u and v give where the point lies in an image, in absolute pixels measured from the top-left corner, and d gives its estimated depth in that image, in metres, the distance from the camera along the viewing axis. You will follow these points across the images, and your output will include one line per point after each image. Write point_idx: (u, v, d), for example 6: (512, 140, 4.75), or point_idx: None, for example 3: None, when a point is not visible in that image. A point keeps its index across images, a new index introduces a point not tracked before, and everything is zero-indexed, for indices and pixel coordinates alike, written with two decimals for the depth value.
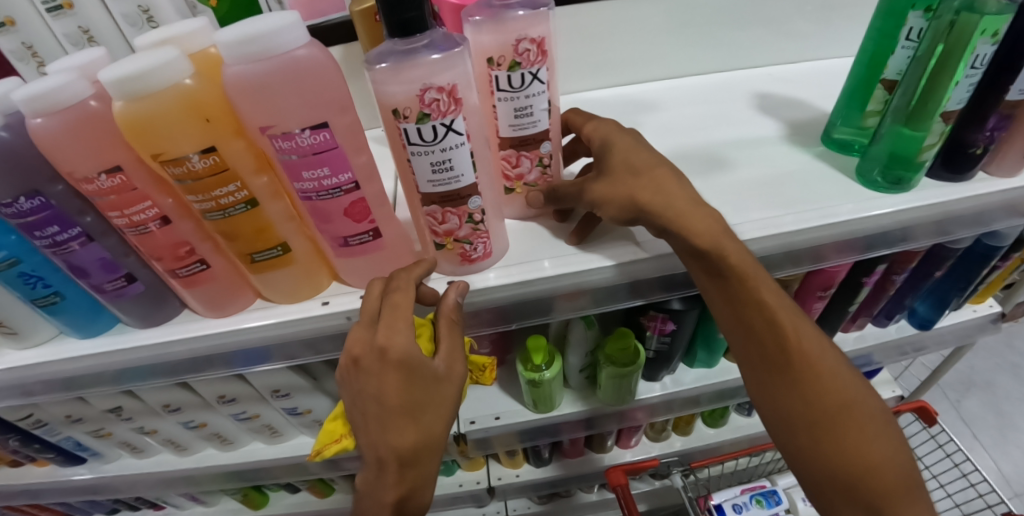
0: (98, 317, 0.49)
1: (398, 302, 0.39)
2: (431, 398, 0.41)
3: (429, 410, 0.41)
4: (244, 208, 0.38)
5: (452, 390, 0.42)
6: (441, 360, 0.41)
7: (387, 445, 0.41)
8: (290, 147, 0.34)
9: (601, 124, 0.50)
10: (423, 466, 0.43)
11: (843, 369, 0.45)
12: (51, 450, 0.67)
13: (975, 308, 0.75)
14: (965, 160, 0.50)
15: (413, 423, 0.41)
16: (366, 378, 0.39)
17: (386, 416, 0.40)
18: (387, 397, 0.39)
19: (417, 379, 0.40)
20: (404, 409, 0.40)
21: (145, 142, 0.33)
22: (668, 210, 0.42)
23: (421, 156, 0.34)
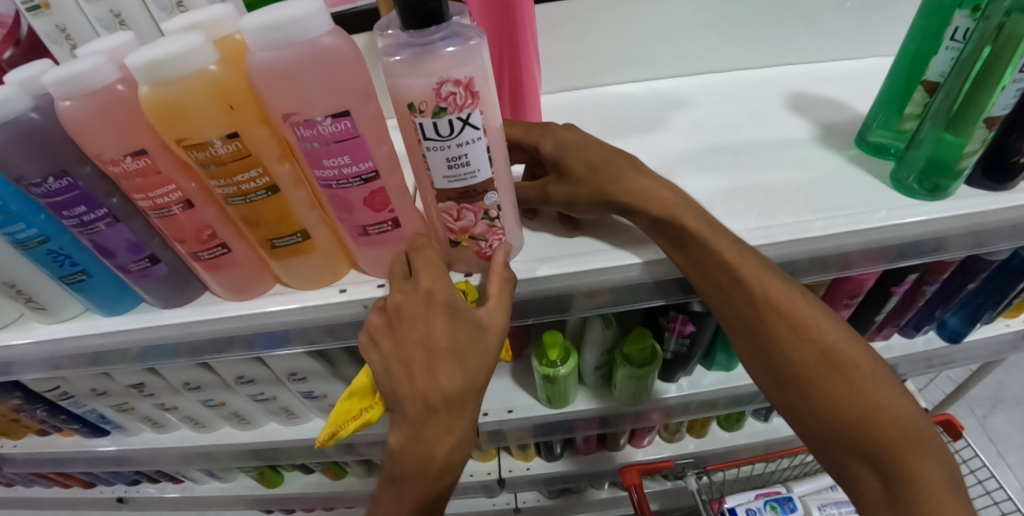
0: (123, 297, 0.50)
1: (433, 256, 0.40)
2: (476, 347, 0.39)
3: (473, 357, 0.39)
4: (266, 194, 0.38)
5: (495, 340, 0.40)
6: (485, 310, 0.39)
7: (436, 391, 0.38)
8: (311, 135, 0.33)
9: (541, 131, 0.49)
10: (472, 413, 0.40)
11: (827, 319, 0.43)
12: (76, 421, 0.69)
13: (1007, 323, 0.72)
14: (1008, 168, 0.48)
15: (459, 366, 0.38)
16: (411, 324, 0.38)
17: (434, 362, 0.38)
18: (432, 340, 0.38)
19: (461, 323, 0.38)
20: (451, 352, 0.38)
21: (171, 126, 0.34)
22: (629, 193, 0.44)
23: (436, 151, 0.34)
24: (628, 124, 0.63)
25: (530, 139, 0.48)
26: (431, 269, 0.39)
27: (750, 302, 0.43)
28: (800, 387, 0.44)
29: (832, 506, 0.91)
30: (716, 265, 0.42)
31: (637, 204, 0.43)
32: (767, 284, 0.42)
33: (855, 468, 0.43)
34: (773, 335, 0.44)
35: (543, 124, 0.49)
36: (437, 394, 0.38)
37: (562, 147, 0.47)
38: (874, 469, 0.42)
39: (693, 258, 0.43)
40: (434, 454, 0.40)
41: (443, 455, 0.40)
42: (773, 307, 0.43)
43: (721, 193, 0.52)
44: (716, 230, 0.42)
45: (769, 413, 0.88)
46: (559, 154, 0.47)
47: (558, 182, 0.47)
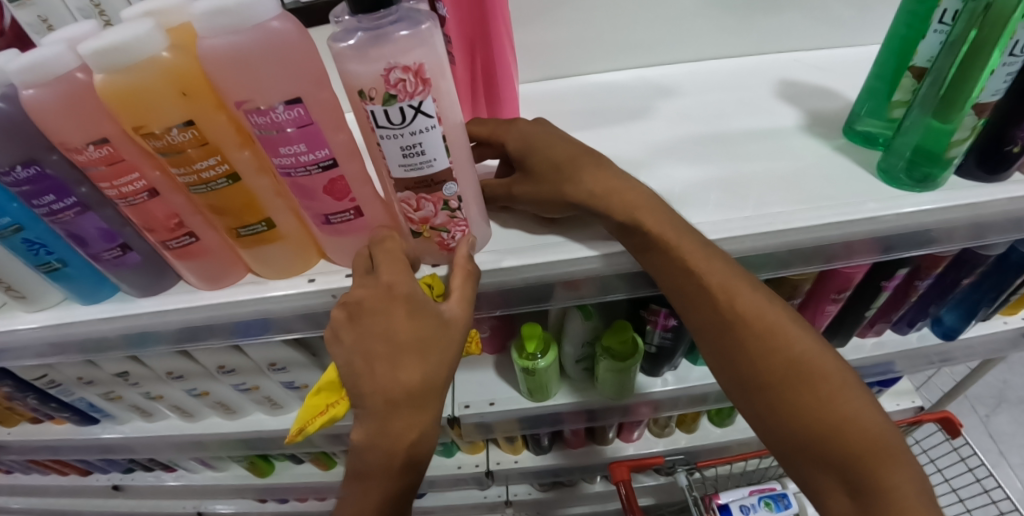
0: (101, 286, 0.51)
1: (396, 249, 0.39)
2: (440, 340, 0.39)
3: (437, 351, 0.38)
4: (226, 182, 0.38)
5: (458, 334, 0.39)
6: (448, 303, 0.39)
7: (398, 386, 0.38)
8: (265, 122, 0.33)
9: (507, 127, 0.48)
10: (436, 411, 0.40)
11: (796, 326, 0.42)
12: (67, 409, 0.70)
13: (1006, 320, 0.70)
14: (1001, 159, 0.47)
15: (422, 360, 0.38)
16: (373, 317, 0.38)
17: (397, 355, 0.38)
18: (395, 333, 0.38)
19: (425, 317, 0.38)
20: (415, 346, 0.38)
21: (127, 114, 0.33)
22: (592, 193, 0.43)
23: (390, 139, 0.33)
24: (612, 113, 0.61)
25: (497, 136, 0.48)
26: (393, 264, 0.39)
27: (715, 309, 0.43)
28: (766, 396, 0.43)
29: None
30: (682, 271, 0.42)
31: (598, 205, 0.42)
32: (733, 290, 0.42)
33: (824, 481, 0.42)
34: (740, 343, 0.43)
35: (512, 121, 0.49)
36: (400, 389, 0.38)
37: (528, 146, 0.46)
38: (844, 483, 0.41)
39: (658, 264, 0.42)
40: (397, 447, 0.40)
41: (405, 451, 0.40)
42: (738, 315, 0.42)
43: (697, 184, 0.51)
44: (681, 236, 0.42)
45: None
46: (525, 153, 0.46)
47: (524, 180, 0.46)
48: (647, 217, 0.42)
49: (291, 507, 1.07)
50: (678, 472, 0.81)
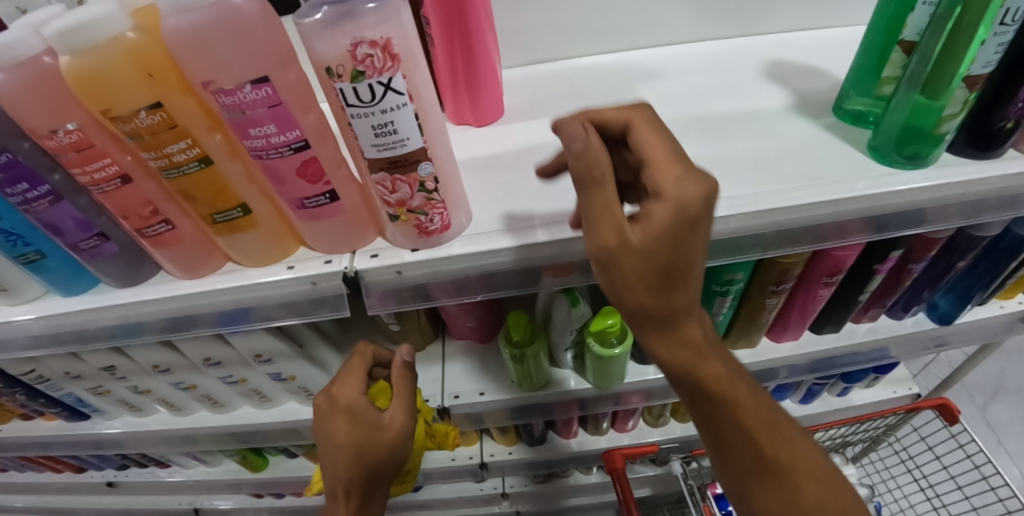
0: (80, 278, 0.51)
1: (359, 371, 0.54)
2: (374, 442, 0.52)
3: (370, 450, 0.52)
4: (198, 166, 0.37)
5: (391, 439, 0.52)
6: (384, 414, 0.52)
7: (344, 474, 0.52)
8: (233, 103, 0.32)
9: (670, 149, 0.33)
10: (379, 484, 0.55)
11: (816, 454, 0.44)
12: (56, 405, 0.70)
13: (1002, 305, 0.69)
14: (994, 135, 0.46)
15: (358, 457, 0.51)
16: (326, 422, 0.52)
17: (340, 452, 0.51)
18: (338, 437, 0.51)
19: (363, 423, 0.52)
20: (352, 445, 0.51)
21: (93, 97, 0.33)
22: (592, 213, 0.32)
23: (360, 118, 0.32)
24: (591, 96, 0.58)
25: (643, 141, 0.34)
26: (347, 386, 0.53)
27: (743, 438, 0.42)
28: None
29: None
30: (728, 413, 0.41)
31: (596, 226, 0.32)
32: (770, 427, 0.42)
33: None
34: (774, 479, 0.42)
35: (702, 178, 0.32)
36: (346, 475, 0.52)
37: (675, 228, 0.31)
38: None
39: (700, 406, 0.42)
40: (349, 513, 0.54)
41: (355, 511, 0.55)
42: (767, 448, 0.42)
43: None
44: (735, 383, 0.41)
45: None
46: (661, 231, 0.31)
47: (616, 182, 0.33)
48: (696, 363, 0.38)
49: (287, 501, 1.07)
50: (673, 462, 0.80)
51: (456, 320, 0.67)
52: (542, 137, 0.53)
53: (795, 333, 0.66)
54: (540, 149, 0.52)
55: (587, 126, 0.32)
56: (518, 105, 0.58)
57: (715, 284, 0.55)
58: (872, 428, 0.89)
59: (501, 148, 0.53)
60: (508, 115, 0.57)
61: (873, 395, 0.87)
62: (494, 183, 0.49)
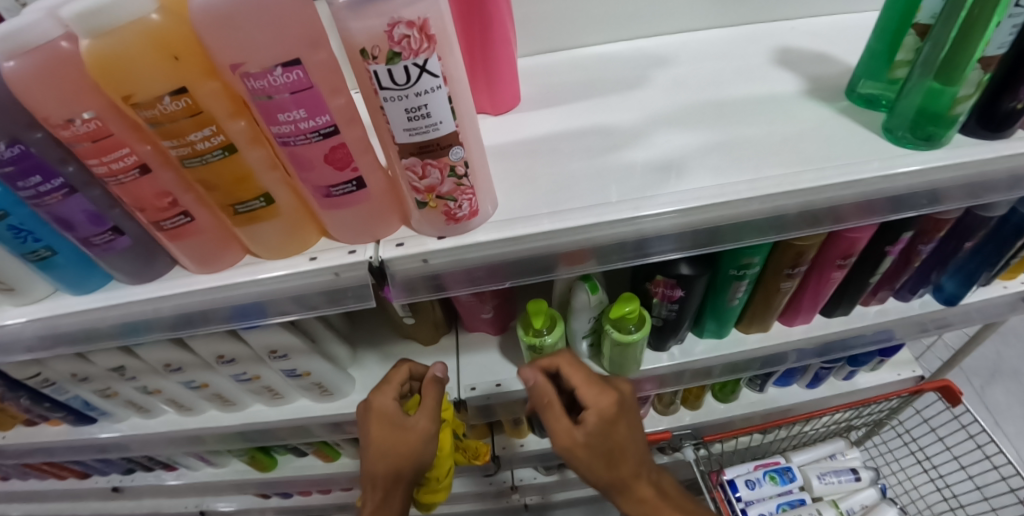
0: (91, 275, 0.49)
1: (398, 378, 0.56)
2: (399, 443, 0.53)
3: (395, 451, 0.53)
4: (222, 154, 0.36)
5: (415, 442, 0.53)
6: (412, 418, 0.54)
7: (377, 472, 0.54)
8: (263, 87, 0.32)
9: (593, 383, 0.56)
10: (403, 486, 0.55)
11: None
12: (61, 409, 0.69)
13: (1006, 285, 0.70)
14: (1005, 116, 0.47)
15: (384, 456, 0.53)
16: (362, 423, 0.55)
17: (370, 451, 0.54)
18: (370, 436, 0.54)
19: (391, 425, 0.54)
20: (379, 444, 0.53)
21: (114, 83, 0.32)
22: (551, 425, 0.55)
23: (394, 101, 0.32)
24: (604, 84, 0.57)
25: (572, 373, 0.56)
26: (386, 391, 0.55)
27: None
28: None
29: (831, 474, 0.90)
30: None
31: (553, 434, 0.55)
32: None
33: None
34: None
35: (611, 392, 0.55)
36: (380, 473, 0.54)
37: (602, 426, 0.54)
38: None
39: None
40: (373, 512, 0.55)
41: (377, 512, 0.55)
42: None
43: (697, 149, 0.49)
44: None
45: (764, 383, 0.87)
46: (594, 428, 0.54)
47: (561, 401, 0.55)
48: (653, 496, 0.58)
49: (294, 501, 1.06)
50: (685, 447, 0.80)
51: (471, 311, 0.66)
52: (559, 124, 0.53)
53: (808, 316, 0.67)
54: (558, 136, 0.51)
55: (536, 370, 0.55)
56: (532, 93, 0.58)
57: (732, 268, 0.56)
58: (874, 411, 0.91)
59: (518, 136, 0.52)
60: (523, 104, 0.56)
61: (879, 378, 0.88)
62: (515, 171, 0.48)
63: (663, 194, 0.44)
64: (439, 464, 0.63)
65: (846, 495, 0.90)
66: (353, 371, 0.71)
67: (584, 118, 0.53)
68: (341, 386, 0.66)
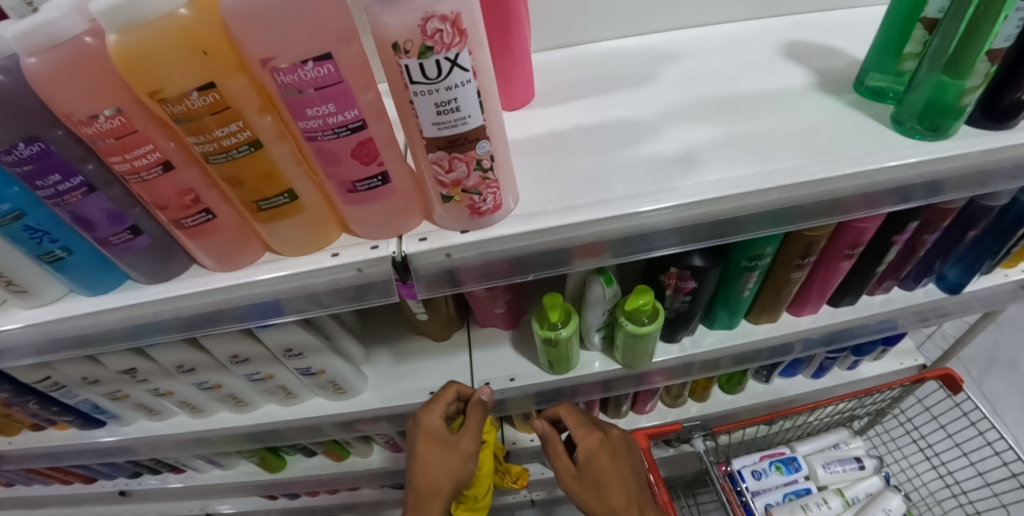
0: (107, 274, 0.49)
1: (445, 400, 0.61)
2: (445, 457, 0.61)
3: (442, 464, 0.61)
4: (248, 150, 0.36)
5: (459, 457, 0.61)
6: (460, 436, 0.61)
7: (423, 485, 0.61)
8: (293, 82, 0.32)
9: (586, 425, 0.66)
10: (443, 500, 0.61)
11: None
12: (70, 413, 0.68)
13: (1006, 274, 0.72)
14: (1011, 107, 0.48)
15: (432, 469, 0.61)
16: (412, 439, 0.61)
17: (420, 464, 0.61)
18: (419, 451, 0.60)
19: (439, 443, 0.60)
20: (428, 459, 0.60)
21: (142, 78, 0.32)
22: (556, 460, 0.67)
23: (424, 95, 0.32)
24: (616, 80, 0.58)
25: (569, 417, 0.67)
26: (433, 409, 0.60)
27: None
28: None
29: (836, 464, 0.91)
30: None
31: (557, 469, 0.67)
32: None
33: None
34: None
35: (595, 432, 0.65)
36: (426, 485, 0.61)
37: (588, 460, 0.64)
38: None
39: None
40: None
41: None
42: None
43: (713, 142, 0.50)
44: None
45: (770, 374, 0.88)
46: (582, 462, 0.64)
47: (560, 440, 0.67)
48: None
49: (301, 502, 1.05)
50: (695, 438, 0.81)
51: (483, 306, 0.67)
52: (574, 119, 0.53)
53: (816, 306, 0.68)
54: (574, 131, 0.52)
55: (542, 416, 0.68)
56: (545, 89, 0.58)
57: (744, 259, 0.56)
58: (877, 400, 0.92)
59: (534, 131, 0.53)
60: (536, 100, 0.57)
61: (881, 367, 0.90)
62: (533, 165, 0.49)
63: (681, 186, 0.45)
64: (479, 483, 0.71)
65: (850, 484, 0.91)
66: (365, 369, 0.70)
67: (599, 113, 0.53)
68: (355, 384, 0.66)
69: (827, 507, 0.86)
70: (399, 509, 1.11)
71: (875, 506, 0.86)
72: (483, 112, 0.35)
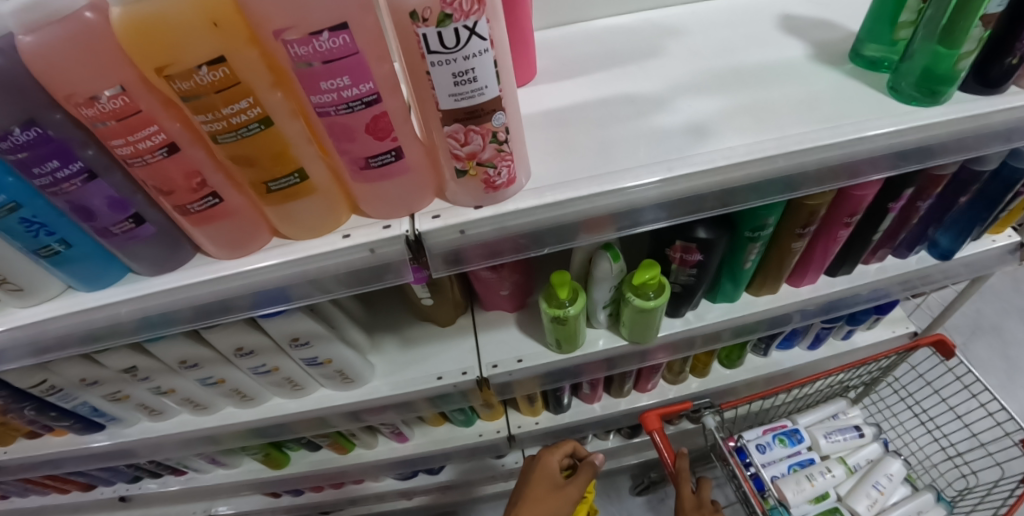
0: (109, 267, 0.47)
1: (565, 449, 0.81)
2: (556, 499, 0.76)
3: (550, 501, 0.75)
4: (258, 128, 0.36)
5: (564, 504, 0.76)
6: (571, 487, 0.77)
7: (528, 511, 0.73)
8: (308, 54, 0.31)
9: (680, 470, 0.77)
10: None
11: None
12: (68, 417, 0.66)
13: (994, 239, 0.74)
14: (1002, 71, 0.49)
15: (540, 502, 0.75)
16: (535, 471, 0.79)
17: (533, 495, 0.76)
18: (537, 485, 0.77)
19: (551, 486, 0.77)
20: (542, 495, 0.76)
21: (151, 52, 0.30)
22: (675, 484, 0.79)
23: (441, 66, 0.32)
24: (621, 55, 0.58)
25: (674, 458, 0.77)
26: (555, 453, 0.81)
27: None
28: None
29: (836, 433, 0.93)
30: None
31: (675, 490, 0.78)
32: None
33: None
34: None
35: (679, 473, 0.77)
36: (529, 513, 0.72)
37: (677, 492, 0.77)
38: None
39: None
40: None
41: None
42: None
43: (720, 113, 0.50)
44: None
45: (768, 347, 0.90)
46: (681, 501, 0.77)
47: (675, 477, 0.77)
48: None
49: (305, 499, 1.04)
50: (704, 415, 0.81)
51: (489, 288, 0.67)
52: (580, 95, 0.53)
53: (815, 276, 0.69)
54: (583, 106, 0.52)
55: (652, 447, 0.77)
56: (549, 66, 0.58)
57: (748, 229, 0.57)
58: (870, 369, 0.94)
59: (541, 107, 0.52)
60: (541, 76, 0.56)
61: (874, 336, 0.92)
62: (543, 140, 0.49)
63: (693, 155, 0.46)
64: None
65: (852, 451, 0.94)
66: (372, 358, 0.70)
67: (606, 88, 0.53)
68: (362, 373, 0.65)
69: (830, 475, 0.88)
70: (404, 500, 1.11)
71: (877, 471, 0.89)
72: (499, 83, 0.34)
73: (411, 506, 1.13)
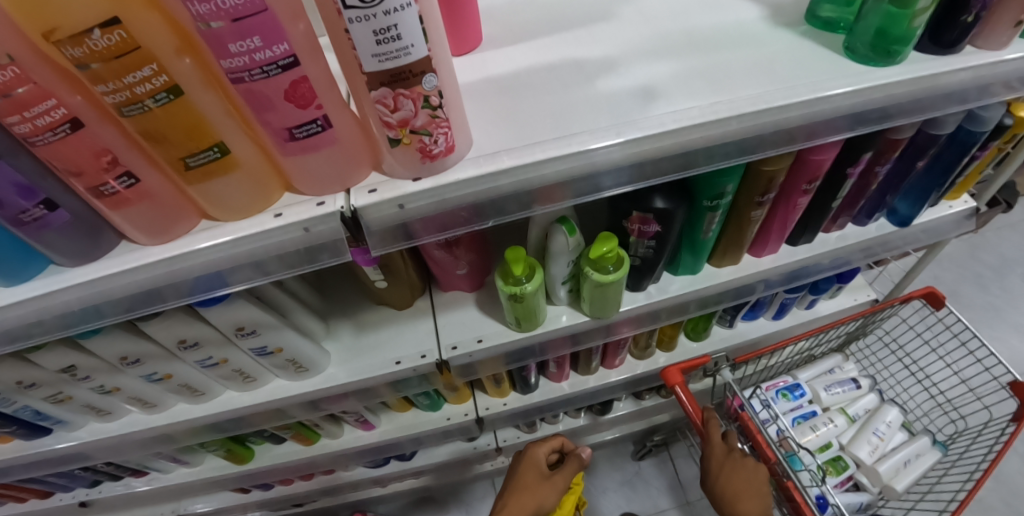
0: (29, 262, 0.43)
1: (553, 443, 0.81)
2: (541, 491, 0.75)
3: (536, 494, 0.74)
4: (167, 99, 0.33)
5: (550, 496, 0.75)
6: (556, 480, 0.77)
7: (513, 505, 0.73)
8: (209, 12, 0.28)
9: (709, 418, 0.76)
10: None
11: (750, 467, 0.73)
12: (9, 422, 0.62)
13: (951, 204, 0.75)
14: (956, 29, 0.48)
15: (526, 494, 0.74)
16: (522, 464, 0.78)
17: (519, 489, 0.75)
18: (524, 478, 0.76)
19: (537, 480, 0.76)
20: (527, 488, 0.75)
21: (30, 12, 0.27)
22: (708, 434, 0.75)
23: (360, 22, 0.29)
24: (570, 20, 0.56)
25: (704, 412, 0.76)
26: (541, 444, 0.80)
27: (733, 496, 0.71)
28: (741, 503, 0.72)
29: (836, 385, 0.95)
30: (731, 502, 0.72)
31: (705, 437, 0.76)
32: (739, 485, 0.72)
33: None
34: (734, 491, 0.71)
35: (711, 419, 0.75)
36: (515, 505, 0.72)
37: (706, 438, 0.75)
38: None
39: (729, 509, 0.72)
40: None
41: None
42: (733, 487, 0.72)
43: (672, 76, 0.48)
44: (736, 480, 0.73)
45: (733, 318, 0.90)
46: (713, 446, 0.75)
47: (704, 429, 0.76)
48: (733, 465, 0.73)
49: (275, 493, 1.02)
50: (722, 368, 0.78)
51: (445, 268, 0.65)
52: (528, 61, 0.51)
53: (775, 245, 0.69)
54: (528, 72, 0.50)
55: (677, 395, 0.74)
56: (496, 32, 0.55)
57: (706, 199, 0.56)
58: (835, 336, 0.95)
59: (486, 74, 0.50)
60: (487, 43, 0.54)
61: (837, 304, 0.94)
62: (489, 109, 0.46)
63: (643, 119, 0.44)
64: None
65: (851, 402, 0.96)
66: (328, 345, 0.68)
67: (553, 53, 0.51)
68: (318, 361, 0.63)
69: (833, 425, 0.92)
70: (379, 488, 1.10)
71: (876, 420, 0.92)
72: (426, 42, 0.32)
73: (386, 494, 1.12)
